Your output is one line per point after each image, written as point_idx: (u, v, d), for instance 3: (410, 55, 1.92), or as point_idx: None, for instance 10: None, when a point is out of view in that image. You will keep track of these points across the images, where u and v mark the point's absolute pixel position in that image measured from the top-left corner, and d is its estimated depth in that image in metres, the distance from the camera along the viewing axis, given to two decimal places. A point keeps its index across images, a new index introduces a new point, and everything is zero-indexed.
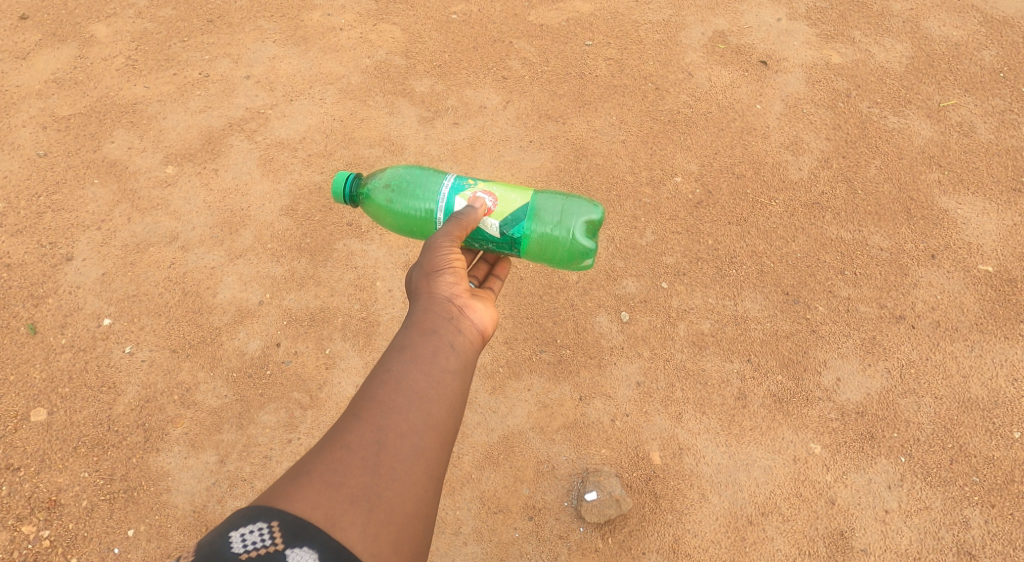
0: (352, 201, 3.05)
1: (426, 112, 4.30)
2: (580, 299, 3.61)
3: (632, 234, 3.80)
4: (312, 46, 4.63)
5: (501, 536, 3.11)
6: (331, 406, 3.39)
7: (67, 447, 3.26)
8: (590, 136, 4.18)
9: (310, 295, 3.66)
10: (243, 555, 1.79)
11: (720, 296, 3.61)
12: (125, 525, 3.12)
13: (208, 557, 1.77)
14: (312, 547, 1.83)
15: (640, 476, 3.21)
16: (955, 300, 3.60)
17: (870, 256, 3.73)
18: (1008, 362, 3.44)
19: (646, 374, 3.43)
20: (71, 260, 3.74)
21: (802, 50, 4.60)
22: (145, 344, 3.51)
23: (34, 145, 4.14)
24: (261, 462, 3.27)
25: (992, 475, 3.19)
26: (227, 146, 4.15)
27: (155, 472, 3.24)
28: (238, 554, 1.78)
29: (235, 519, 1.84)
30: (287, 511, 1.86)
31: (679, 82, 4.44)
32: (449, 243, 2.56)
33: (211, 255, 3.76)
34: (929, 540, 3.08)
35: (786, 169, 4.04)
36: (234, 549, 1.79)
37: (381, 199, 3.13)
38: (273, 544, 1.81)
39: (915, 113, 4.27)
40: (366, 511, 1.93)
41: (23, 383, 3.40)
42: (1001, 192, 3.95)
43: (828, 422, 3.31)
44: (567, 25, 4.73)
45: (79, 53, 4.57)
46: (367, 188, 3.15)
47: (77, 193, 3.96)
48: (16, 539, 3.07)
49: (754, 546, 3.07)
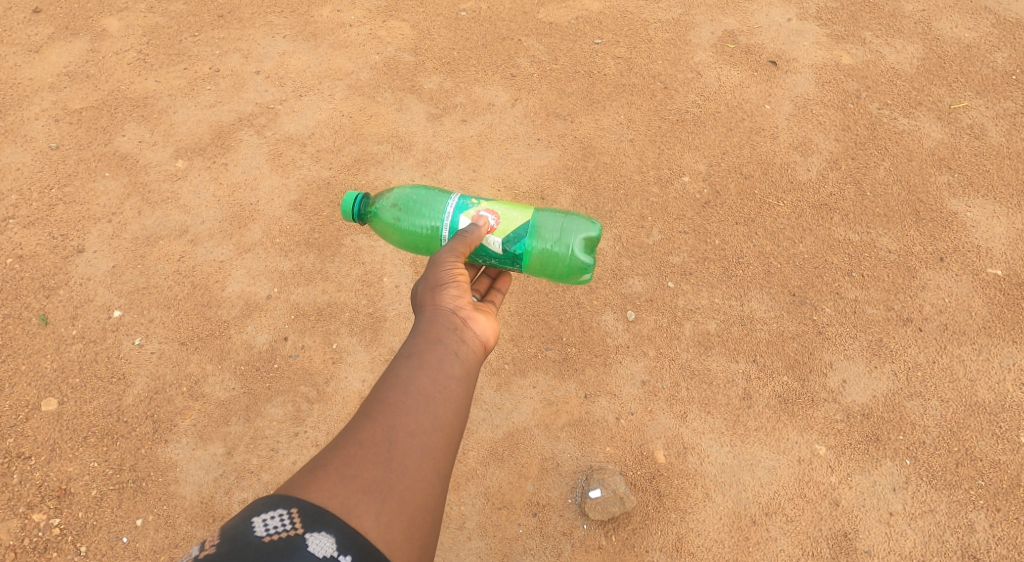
0: (362, 219, 3.06)
1: (434, 109, 4.31)
2: (586, 298, 3.62)
3: (639, 234, 3.81)
4: (322, 42, 4.65)
5: (505, 532, 3.12)
6: (337, 400, 3.41)
7: (77, 437, 3.29)
8: (598, 135, 4.18)
9: (318, 290, 3.68)
10: (265, 538, 1.80)
11: (726, 297, 3.61)
12: (133, 515, 3.15)
13: (233, 540, 1.79)
14: (330, 532, 1.84)
15: (644, 474, 3.22)
16: (964, 303, 3.59)
17: (878, 258, 3.72)
18: (1015, 366, 3.43)
19: (651, 373, 3.43)
20: (83, 252, 3.76)
21: (813, 50, 4.59)
22: (154, 337, 3.53)
23: (47, 137, 4.17)
24: (268, 455, 3.29)
25: (997, 479, 3.18)
26: (236, 141, 4.18)
27: (164, 463, 3.26)
28: (261, 537, 1.80)
29: (257, 506, 1.86)
30: (305, 499, 1.88)
31: (688, 82, 4.43)
32: (454, 259, 2.58)
33: (220, 249, 3.79)
34: (933, 543, 3.07)
35: (794, 170, 4.03)
36: (257, 532, 1.80)
37: (388, 219, 3.16)
38: (293, 528, 1.82)
39: (925, 115, 4.25)
40: (378, 502, 1.94)
41: (34, 372, 3.43)
42: (1011, 195, 3.93)
43: (833, 424, 3.31)
44: (576, 24, 4.73)
45: (91, 47, 4.59)
46: (376, 207, 3.18)
47: (89, 186, 3.99)
48: (27, 527, 3.10)
49: (757, 547, 3.07)
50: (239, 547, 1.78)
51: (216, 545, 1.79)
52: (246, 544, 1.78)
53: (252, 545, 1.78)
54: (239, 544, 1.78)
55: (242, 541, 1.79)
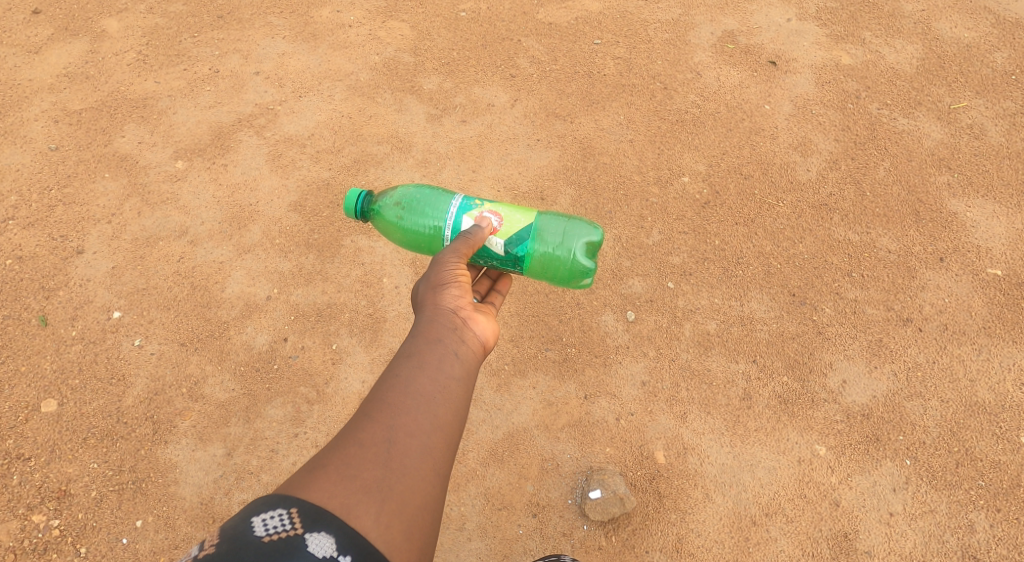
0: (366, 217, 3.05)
1: (433, 110, 4.31)
2: (586, 298, 3.62)
3: (638, 234, 3.81)
4: (322, 42, 4.65)
5: (505, 532, 3.12)
6: (337, 401, 3.41)
7: (76, 438, 3.29)
8: (598, 135, 4.18)
9: (317, 291, 3.68)
10: (265, 538, 1.80)
11: (726, 297, 3.61)
12: (133, 516, 3.14)
13: (233, 540, 1.79)
14: (330, 532, 1.84)
15: (644, 475, 3.22)
16: (964, 303, 3.59)
17: (877, 258, 3.72)
18: (1015, 366, 3.43)
19: (651, 374, 3.43)
20: (82, 253, 3.76)
21: (813, 51, 4.59)
22: (153, 338, 3.53)
23: (46, 138, 4.17)
24: (268, 456, 3.28)
25: (998, 480, 3.17)
26: (236, 142, 4.17)
27: (163, 464, 3.26)
28: (261, 537, 1.79)
29: (257, 505, 1.86)
30: (305, 498, 1.88)
31: (688, 82, 4.43)
32: (456, 259, 2.57)
33: (220, 250, 3.79)
34: (933, 543, 3.07)
35: (794, 170, 4.03)
36: (257, 532, 1.80)
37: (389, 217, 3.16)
38: (293, 528, 1.82)
39: (925, 116, 4.25)
40: (378, 502, 1.94)
41: (34, 373, 3.43)
42: (1011, 195, 3.93)
43: (833, 424, 3.31)
44: (576, 24, 4.73)
45: (91, 48, 4.59)
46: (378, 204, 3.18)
47: (89, 187, 3.98)
48: (27, 528, 3.10)
49: (757, 548, 3.07)
50: (239, 547, 1.77)
51: (216, 545, 1.78)
52: (246, 544, 1.78)
53: (252, 545, 1.78)
54: (239, 543, 1.78)
55: (242, 541, 1.78)
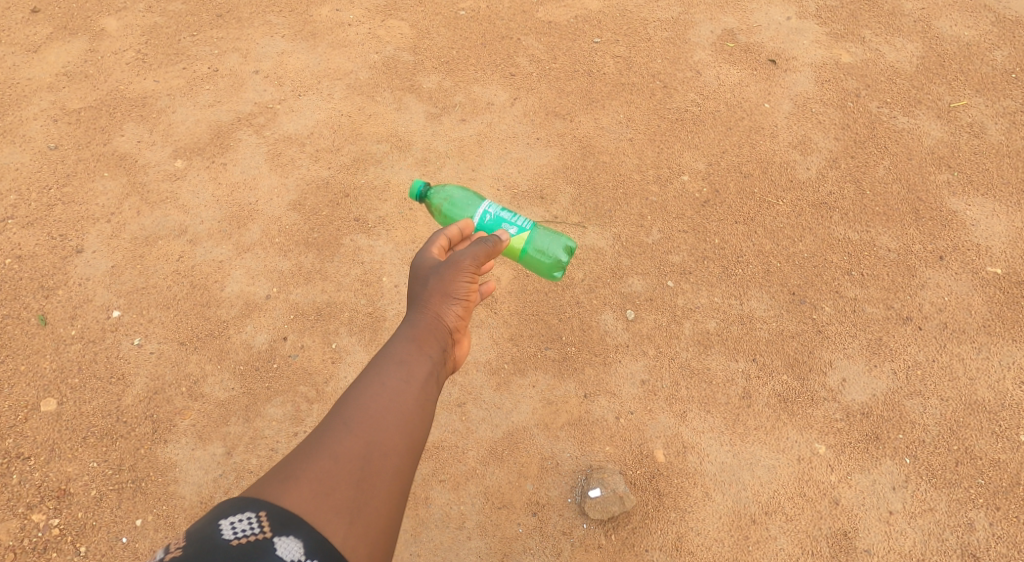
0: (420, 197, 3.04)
1: (433, 109, 4.30)
2: (586, 297, 3.62)
3: (638, 233, 3.81)
4: (321, 41, 4.65)
5: (504, 531, 3.10)
6: (337, 400, 3.40)
7: (76, 437, 3.28)
8: (597, 134, 4.18)
9: (317, 290, 3.67)
10: (232, 542, 1.65)
11: (725, 296, 3.61)
12: (132, 515, 3.13)
13: (198, 542, 1.64)
14: (299, 539, 1.71)
15: (644, 474, 3.21)
16: (963, 302, 3.59)
17: (877, 257, 3.72)
18: (1015, 364, 3.42)
19: (651, 372, 3.43)
20: (81, 252, 3.76)
21: (812, 49, 4.59)
22: (153, 337, 3.53)
23: (46, 137, 4.16)
24: (267, 455, 3.27)
25: (997, 478, 3.17)
26: (235, 141, 4.17)
27: (163, 463, 3.25)
28: (228, 541, 1.65)
29: (224, 506, 1.71)
30: (275, 504, 1.74)
31: (687, 81, 4.43)
32: (474, 268, 2.39)
33: (219, 249, 3.78)
34: (933, 542, 3.05)
35: (794, 169, 4.03)
36: (224, 535, 1.65)
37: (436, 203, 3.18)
38: (261, 532, 1.68)
39: (925, 114, 4.25)
40: (348, 523, 1.81)
41: (33, 373, 3.43)
42: (1011, 194, 3.93)
43: (833, 423, 3.31)
44: (575, 22, 4.73)
45: (90, 47, 4.59)
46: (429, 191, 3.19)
47: (88, 186, 3.98)
48: (26, 527, 3.08)
49: (757, 546, 3.05)
50: (206, 550, 1.63)
51: (181, 547, 1.63)
52: (213, 547, 1.64)
53: (218, 550, 1.63)
54: (205, 547, 1.63)
55: (208, 545, 1.64)
